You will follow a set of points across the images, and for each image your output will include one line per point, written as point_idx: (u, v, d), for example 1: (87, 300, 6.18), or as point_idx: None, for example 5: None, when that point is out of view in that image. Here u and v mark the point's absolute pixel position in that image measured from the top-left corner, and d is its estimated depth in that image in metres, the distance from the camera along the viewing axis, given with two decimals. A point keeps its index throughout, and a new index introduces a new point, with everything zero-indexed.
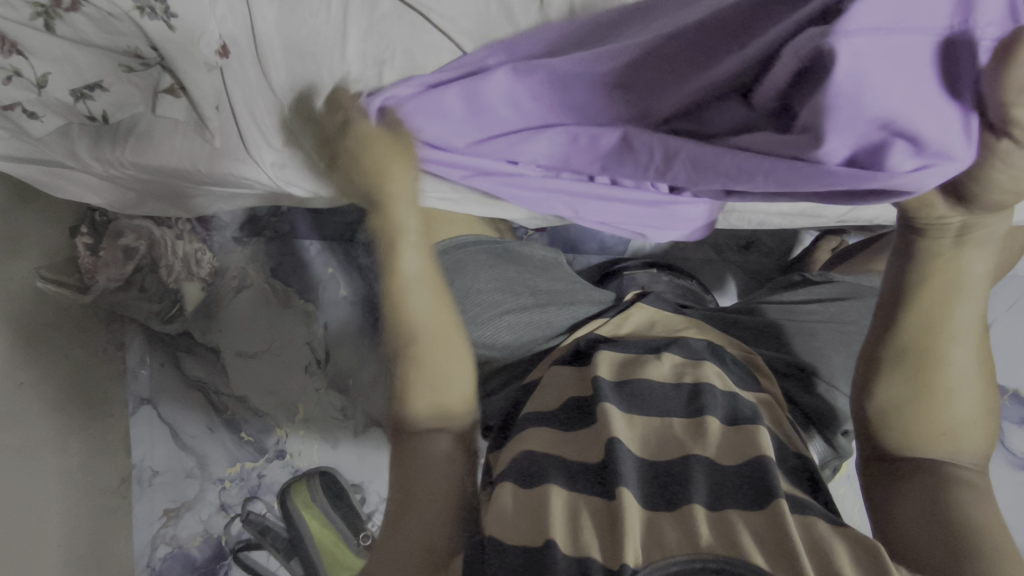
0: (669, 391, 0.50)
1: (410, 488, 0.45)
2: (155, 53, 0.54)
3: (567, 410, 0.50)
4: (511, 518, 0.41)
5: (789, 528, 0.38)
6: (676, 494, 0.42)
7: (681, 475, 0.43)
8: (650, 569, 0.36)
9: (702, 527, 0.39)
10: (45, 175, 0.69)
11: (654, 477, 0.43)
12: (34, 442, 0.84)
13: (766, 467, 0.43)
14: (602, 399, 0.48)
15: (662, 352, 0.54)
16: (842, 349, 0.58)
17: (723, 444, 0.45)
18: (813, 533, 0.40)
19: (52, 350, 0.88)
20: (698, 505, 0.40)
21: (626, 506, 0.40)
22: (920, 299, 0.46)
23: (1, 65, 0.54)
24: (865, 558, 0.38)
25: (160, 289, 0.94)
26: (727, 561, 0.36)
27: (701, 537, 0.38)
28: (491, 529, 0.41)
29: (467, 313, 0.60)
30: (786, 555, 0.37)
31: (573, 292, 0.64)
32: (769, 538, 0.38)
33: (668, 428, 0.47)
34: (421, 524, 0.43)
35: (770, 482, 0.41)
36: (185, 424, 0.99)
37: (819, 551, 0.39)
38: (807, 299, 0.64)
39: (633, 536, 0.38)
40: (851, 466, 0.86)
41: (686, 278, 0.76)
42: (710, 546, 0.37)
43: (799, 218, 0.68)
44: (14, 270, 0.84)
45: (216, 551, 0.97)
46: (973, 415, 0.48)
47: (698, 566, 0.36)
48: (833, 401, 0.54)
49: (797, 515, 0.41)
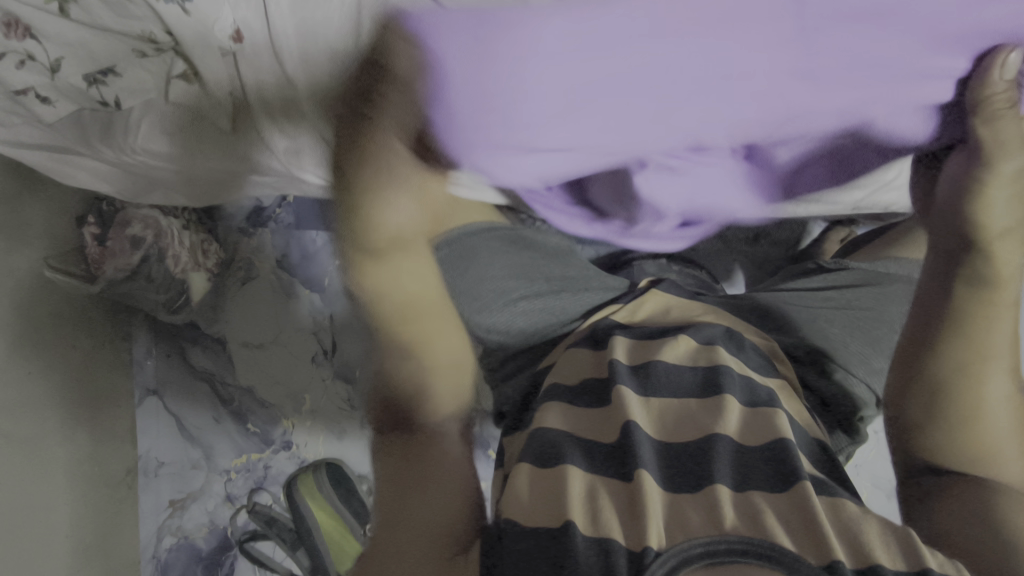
0: (686, 372, 0.50)
1: (422, 470, 0.48)
2: (170, 37, 0.53)
3: (585, 392, 0.50)
4: (526, 500, 0.41)
5: (814, 511, 0.39)
6: (698, 472, 0.42)
7: (704, 454, 0.43)
8: (674, 550, 0.36)
9: (727, 509, 0.39)
10: (53, 161, 0.69)
11: (674, 458, 0.43)
12: (41, 433, 0.84)
13: (789, 451, 0.43)
14: (618, 381, 0.48)
15: (680, 334, 0.54)
16: (859, 337, 0.58)
17: (744, 426, 0.45)
18: (842, 515, 0.40)
19: (58, 341, 0.88)
20: (721, 486, 0.40)
21: (646, 488, 0.40)
22: (974, 304, 0.49)
23: (14, 49, 0.54)
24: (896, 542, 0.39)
25: (166, 279, 0.89)
26: (752, 543, 0.36)
27: (726, 519, 0.38)
28: (509, 512, 0.41)
29: (482, 299, 0.59)
30: (813, 534, 0.38)
31: (588, 279, 0.64)
32: (795, 519, 0.39)
33: (687, 410, 0.47)
34: (440, 497, 0.46)
35: (793, 465, 0.42)
36: (191, 416, 0.99)
37: (849, 534, 0.39)
38: (820, 286, 0.64)
39: (655, 517, 0.38)
40: (855, 456, 0.87)
41: (695, 268, 0.76)
42: (735, 526, 0.38)
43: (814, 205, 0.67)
44: (20, 259, 0.84)
45: (221, 542, 0.98)
46: (1010, 439, 0.49)
47: (723, 547, 0.36)
48: (847, 385, 0.54)
49: (824, 496, 0.41)
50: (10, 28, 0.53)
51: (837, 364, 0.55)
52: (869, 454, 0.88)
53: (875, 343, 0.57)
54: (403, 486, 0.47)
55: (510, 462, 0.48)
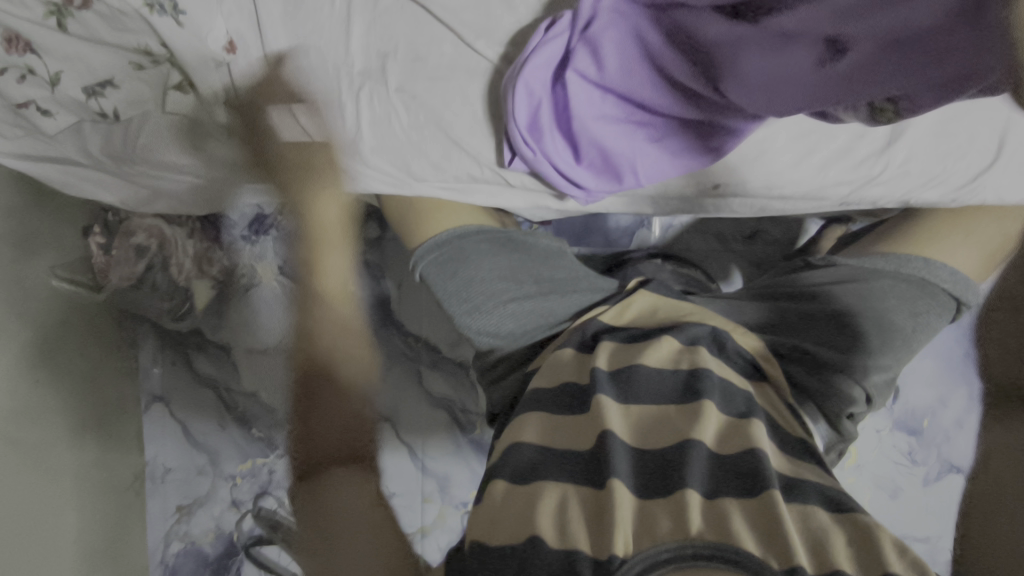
0: (666, 376, 0.50)
1: (347, 528, 0.41)
2: (164, 48, 0.59)
3: (566, 399, 0.50)
4: (498, 516, 0.42)
5: (779, 516, 0.39)
6: (667, 481, 0.42)
7: (675, 464, 0.43)
8: (640, 557, 0.36)
9: (694, 515, 0.39)
10: (60, 174, 0.71)
11: (645, 466, 0.43)
12: (51, 439, 0.86)
13: (760, 460, 0.43)
14: (597, 390, 0.48)
15: (663, 337, 0.54)
16: (847, 332, 0.57)
17: (720, 432, 0.45)
18: (809, 523, 0.40)
19: (67, 347, 0.90)
20: (692, 490, 0.41)
21: (615, 497, 0.40)
22: None
23: (16, 63, 0.57)
24: (858, 548, 0.38)
25: (171, 287, 0.94)
26: (718, 548, 0.36)
27: (692, 525, 0.38)
28: (475, 536, 0.42)
29: (471, 302, 0.59)
30: (776, 540, 0.37)
31: (574, 280, 0.64)
32: (761, 524, 0.39)
33: (665, 416, 0.47)
34: (348, 551, 0.40)
35: (764, 475, 0.42)
36: (197, 423, 1.00)
37: (813, 541, 0.39)
38: (810, 283, 0.62)
39: (622, 526, 0.38)
40: (858, 456, 0.86)
41: (691, 269, 0.77)
42: (700, 533, 0.37)
43: (802, 204, 0.67)
44: (31, 270, 0.86)
45: (228, 547, 0.98)
46: None
47: (689, 552, 0.36)
48: (837, 383, 0.53)
49: (793, 504, 0.41)
50: (11, 43, 0.55)
51: (829, 365, 0.54)
52: (872, 454, 0.87)
53: (860, 338, 0.56)
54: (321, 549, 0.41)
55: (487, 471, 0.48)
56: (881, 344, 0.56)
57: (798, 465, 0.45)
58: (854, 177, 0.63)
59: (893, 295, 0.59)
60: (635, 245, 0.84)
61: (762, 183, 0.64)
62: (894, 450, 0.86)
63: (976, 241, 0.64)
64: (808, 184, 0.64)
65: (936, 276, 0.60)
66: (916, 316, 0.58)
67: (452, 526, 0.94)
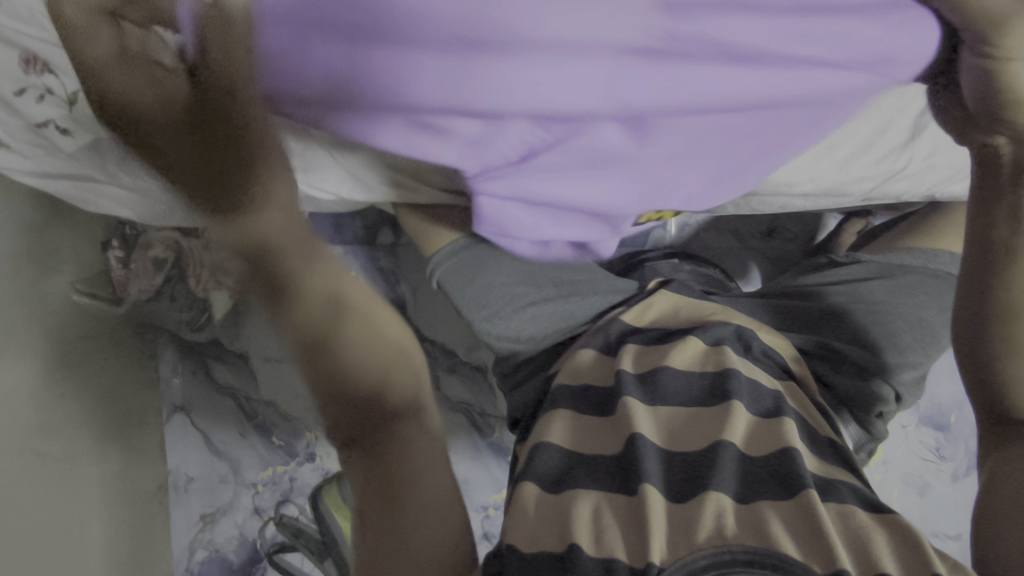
0: (693, 380, 0.49)
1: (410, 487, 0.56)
2: None
3: (590, 402, 0.50)
4: (533, 524, 0.41)
5: (819, 518, 0.38)
6: (697, 481, 0.41)
7: (705, 466, 0.42)
8: (676, 565, 0.35)
9: (731, 518, 0.38)
10: (76, 191, 0.71)
11: (677, 470, 0.42)
12: (77, 450, 0.87)
13: (793, 459, 0.42)
14: (624, 393, 0.48)
15: (686, 339, 0.53)
16: (873, 327, 0.56)
17: (751, 434, 0.44)
18: (849, 523, 0.39)
19: (89, 361, 0.91)
20: (725, 495, 0.39)
21: (648, 504, 0.39)
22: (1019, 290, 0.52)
23: (35, 83, 0.58)
24: (899, 548, 0.38)
25: (187, 299, 0.92)
26: (757, 553, 0.35)
27: (729, 529, 0.37)
28: (512, 539, 0.40)
29: (490, 307, 0.61)
30: (817, 541, 0.37)
31: (593, 283, 0.64)
32: (800, 527, 0.38)
33: (696, 422, 0.46)
34: (435, 522, 0.56)
35: (798, 474, 0.41)
36: (217, 431, 1.01)
37: (854, 541, 0.38)
38: (836, 280, 0.62)
39: (658, 532, 0.37)
40: (885, 453, 0.85)
41: (708, 267, 0.76)
42: (739, 538, 0.36)
43: (824, 199, 0.65)
44: (50, 285, 0.87)
45: (252, 554, 1.01)
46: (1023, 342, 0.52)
47: (726, 557, 0.35)
48: (866, 381, 0.52)
49: (831, 505, 0.40)
50: (31, 64, 0.57)
51: (854, 361, 0.53)
52: (899, 451, 0.85)
53: (890, 336, 0.55)
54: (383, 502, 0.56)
55: (516, 479, 0.48)
56: (910, 340, 0.55)
57: (832, 465, 0.44)
58: (879, 172, 0.61)
59: (920, 291, 0.59)
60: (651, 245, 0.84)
61: (781, 183, 0.61)
62: (920, 445, 0.85)
63: None
64: (830, 180, 0.61)
65: None
66: (945, 311, 0.58)
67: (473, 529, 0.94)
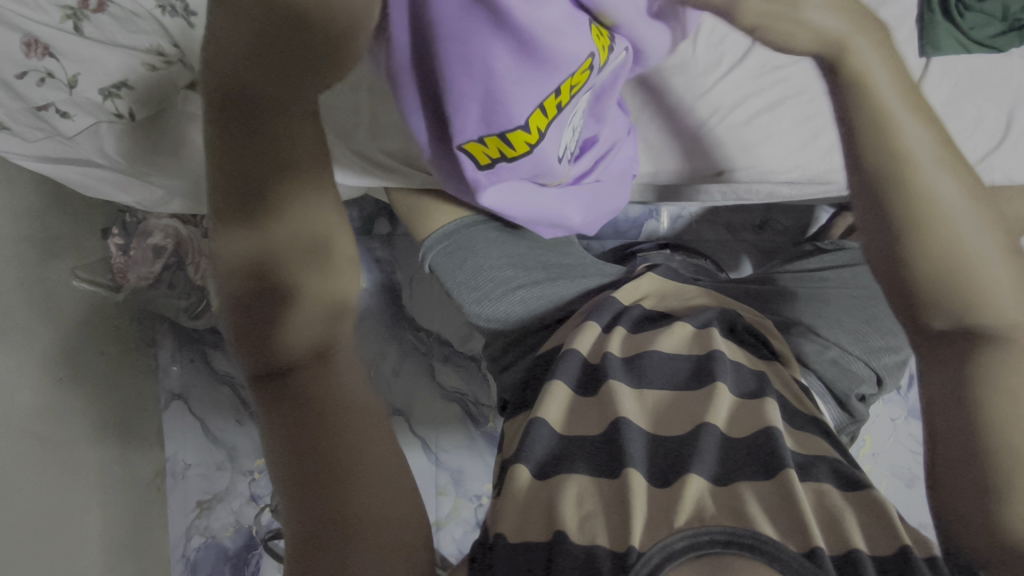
0: (681, 362, 0.50)
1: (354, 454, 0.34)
2: (177, 48, 0.58)
3: (577, 376, 0.50)
4: (517, 510, 0.41)
5: (796, 497, 0.38)
6: (677, 464, 0.41)
7: (685, 451, 0.42)
8: (657, 548, 0.35)
9: (709, 504, 0.38)
10: (78, 176, 0.72)
11: (658, 453, 0.43)
12: (79, 435, 0.88)
13: (776, 439, 0.42)
14: (609, 375, 0.48)
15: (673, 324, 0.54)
16: (858, 311, 0.57)
17: (733, 417, 0.45)
18: (825, 501, 0.40)
19: (88, 348, 0.91)
20: (699, 477, 0.40)
21: (631, 488, 0.39)
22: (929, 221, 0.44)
23: (36, 67, 0.58)
24: (872, 525, 0.39)
25: (187, 286, 0.93)
26: (734, 533, 0.36)
27: (707, 511, 0.38)
28: (499, 529, 0.40)
29: (480, 289, 0.61)
30: (792, 518, 0.37)
31: (584, 269, 0.65)
32: (777, 507, 0.38)
33: (681, 405, 0.46)
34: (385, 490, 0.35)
35: (779, 454, 0.41)
36: (215, 419, 1.02)
37: (830, 519, 0.39)
38: (821, 267, 0.63)
39: (638, 517, 0.38)
40: (874, 445, 0.87)
41: (699, 258, 0.77)
42: (716, 519, 0.37)
43: (808, 188, 0.66)
44: (52, 272, 0.87)
45: (247, 541, 1.00)
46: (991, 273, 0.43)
47: (704, 539, 0.35)
48: (849, 364, 0.53)
49: (808, 483, 0.41)
50: (31, 48, 0.57)
51: (838, 346, 0.53)
52: (886, 444, 0.87)
53: (873, 320, 0.56)
54: (313, 481, 0.33)
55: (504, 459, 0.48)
56: (892, 324, 0.56)
57: (815, 446, 0.45)
58: None
59: None
60: (645, 237, 0.85)
61: (766, 168, 0.64)
62: (910, 439, 0.86)
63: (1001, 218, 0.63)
64: (814, 167, 0.63)
65: None
66: None
67: (465, 518, 0.95)
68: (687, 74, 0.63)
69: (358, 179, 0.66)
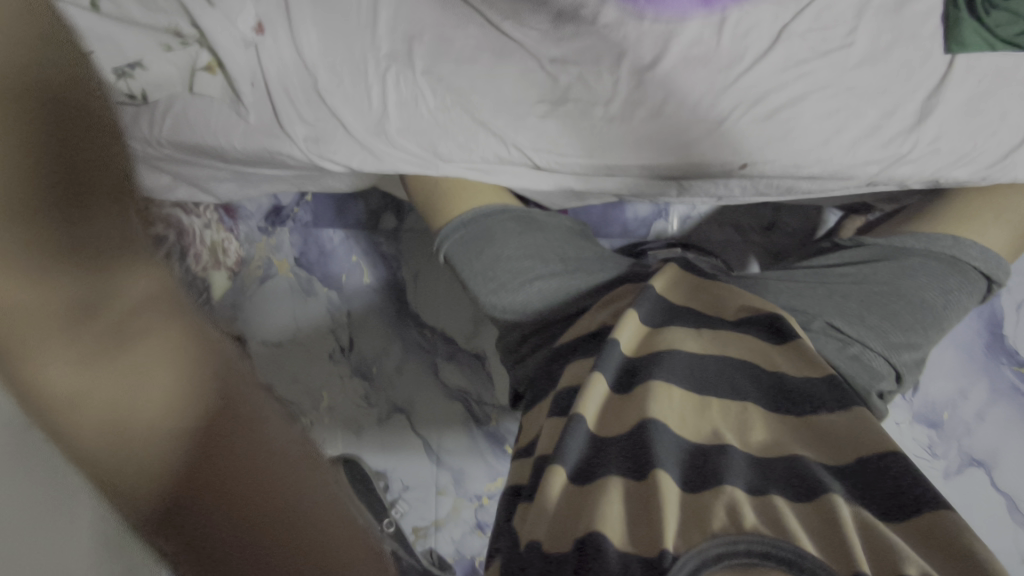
0: (710, 361, 0.48)
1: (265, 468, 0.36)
2: (195, 28, 0.61)
3: (617, 373, 0.49)
4: (550, 517, 0.40)
5: (840, 516, 0.36)
6: (709, 475, 0.40)
7: (717, 464, 0.40)
8: (691, 554, 0.34)
9: (745, 512, 0.36)
10: None
11: (688, 461, 0.41)
12: None
13: (809, 466, 0.40)
14: (649, 373, 0.46)
15: (702, 327, 0.53)
16: (878, 306, 0.56)
17: (766, 439, 0.43)
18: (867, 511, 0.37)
19: None
20: (735, 488, 0.38)
21: (661, 490, 0.38)
22: None
23: None
24: (917, 535, 0.36)
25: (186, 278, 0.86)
26: (773, 545, 0.33)
27: (746, 519, 0.35)
28: (532, 537, 0.39)
29: (497, 280, 0.60)
30: (829, 522, 0.36)
31: (600, 261, 0.64)
32: (816, 525, 0.36)
33: (710, 411, 0.45)
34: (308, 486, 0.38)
35: (818, 480, 0.39)
36: None
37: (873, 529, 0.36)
38: (840, 262, 0.63)
39: (669, 520, 0.37)
40: None
41: (710, 257, 0.77)
42: (755, 529, 0.35)
43: (828, 183, 0.65)
44: None
45: None
46: None
47: (742, 548, 0.34)
48: (870, 361, 0.52)
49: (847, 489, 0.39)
50: None
51: (862, 343, 0.53)
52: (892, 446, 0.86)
53: (893, 316, 0.56)
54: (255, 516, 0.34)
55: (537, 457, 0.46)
56: (913, 322, 0.56)
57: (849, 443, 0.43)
58: (885, 154, 0.62)
59: (922, 273, 0.60)
60: (654, 236, 0.86)
61: (789, 164, 0.62)
62: (913, 441, 0.86)
63: (1004, 222, 0.64)
64: (837, 163, 0.62)
65: (966, 254, 0.61)
66: (948, 293, 0.59)
67: (465, 519, 0.92)
68: (712, 66, 0.62)
69: (376, 163, 0.65)
